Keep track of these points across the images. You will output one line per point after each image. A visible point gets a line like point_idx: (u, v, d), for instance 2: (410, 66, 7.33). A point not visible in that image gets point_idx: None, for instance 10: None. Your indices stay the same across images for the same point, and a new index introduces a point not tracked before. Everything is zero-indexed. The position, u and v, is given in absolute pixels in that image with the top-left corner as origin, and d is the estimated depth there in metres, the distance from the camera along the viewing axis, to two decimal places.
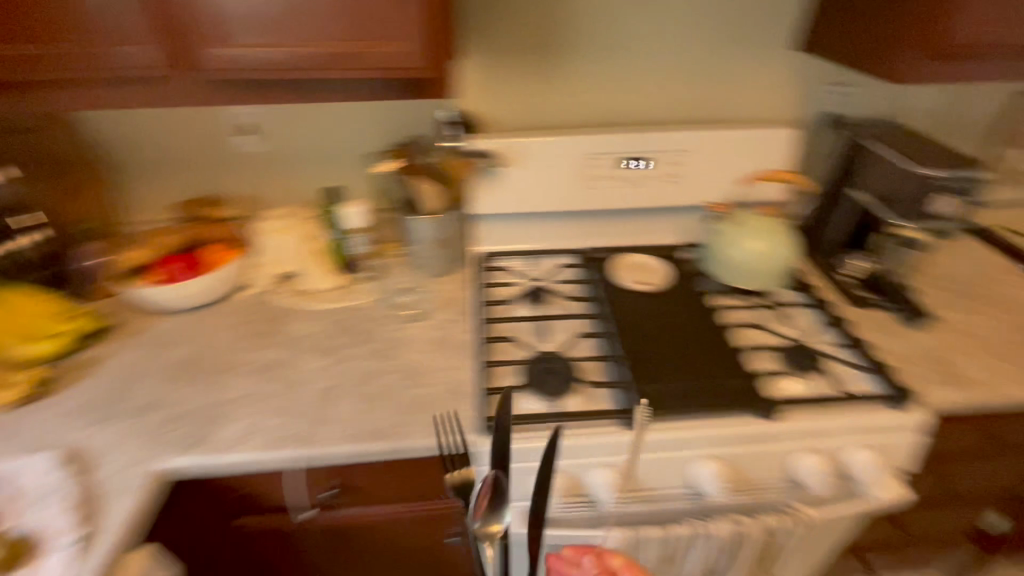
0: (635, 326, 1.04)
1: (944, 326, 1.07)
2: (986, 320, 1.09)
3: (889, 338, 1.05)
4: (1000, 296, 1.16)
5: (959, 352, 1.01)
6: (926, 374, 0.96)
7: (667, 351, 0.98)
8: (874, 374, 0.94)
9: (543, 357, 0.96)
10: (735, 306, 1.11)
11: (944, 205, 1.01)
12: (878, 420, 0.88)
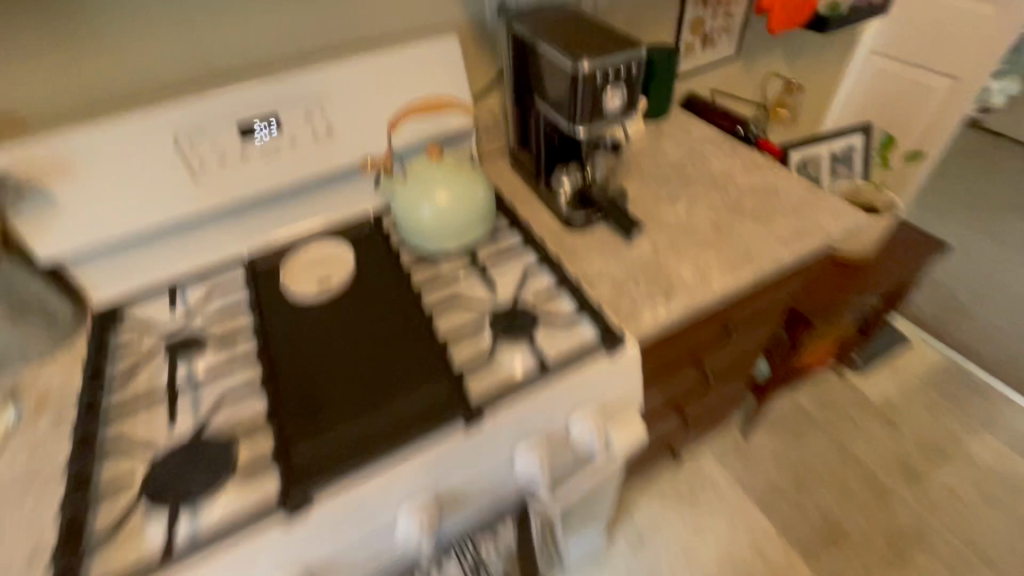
0: (309, 354, 0.79)
1: (657, 228, 0.99)
2: (676, 198, 1.07)
3: (606, 260, 0.94)
4: (706, 174, 1.13)
5: (671, 255, 0.94)
6: (626, 283, 0.89)
7: (347, 378, 0.75)
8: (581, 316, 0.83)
9: (170, 452, 0.68)
10: (430, 273, 0.92)
11: (614, 96, 0.83)
12: None
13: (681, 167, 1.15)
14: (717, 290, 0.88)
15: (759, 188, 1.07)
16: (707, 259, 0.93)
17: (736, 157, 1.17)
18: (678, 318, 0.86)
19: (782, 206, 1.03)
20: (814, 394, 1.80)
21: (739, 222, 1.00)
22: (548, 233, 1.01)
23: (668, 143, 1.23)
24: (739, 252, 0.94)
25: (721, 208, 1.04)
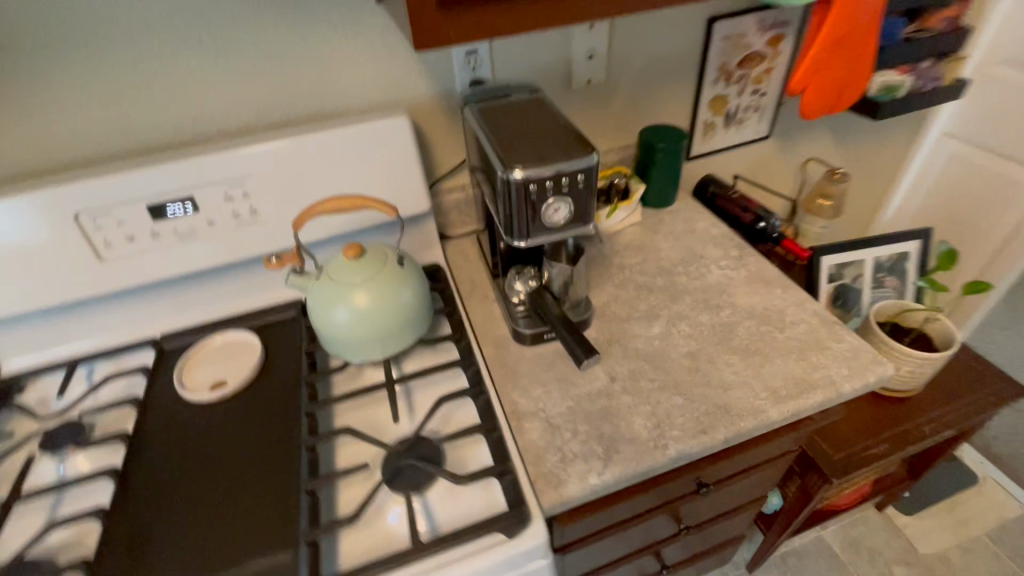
0: (162, 477, 0.68)
1: (619, 354, 0.83)
2: (651, 319, 0.89)
3: (548, 390, 0.79)
4: (699, 285, 0.95)
5: (628, 393, 0.77)
6: (557, 433, 0.73)
7: (187, 520, 0.63)
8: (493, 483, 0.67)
9: None
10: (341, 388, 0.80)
11: (558, 211, 0.69)
12: (477, 566, 0.59)
13: (671, 273, 0.98)
14: (673, 453, 0.70)
15: (760, 312, 0.88)
16: (671, 406, 0.75)
17: (741, 266, 0.98)
18: (617, 484, 0.69)
19: (784, 341, 0.83)
20: (844, 533, 1.50)
21: (724, 358, 0.81)
22: (492, 344, 0.87)
23: (664, 239, 1.06)
24: (714, 401, 0.75)
25: (705, 335, 0.85)
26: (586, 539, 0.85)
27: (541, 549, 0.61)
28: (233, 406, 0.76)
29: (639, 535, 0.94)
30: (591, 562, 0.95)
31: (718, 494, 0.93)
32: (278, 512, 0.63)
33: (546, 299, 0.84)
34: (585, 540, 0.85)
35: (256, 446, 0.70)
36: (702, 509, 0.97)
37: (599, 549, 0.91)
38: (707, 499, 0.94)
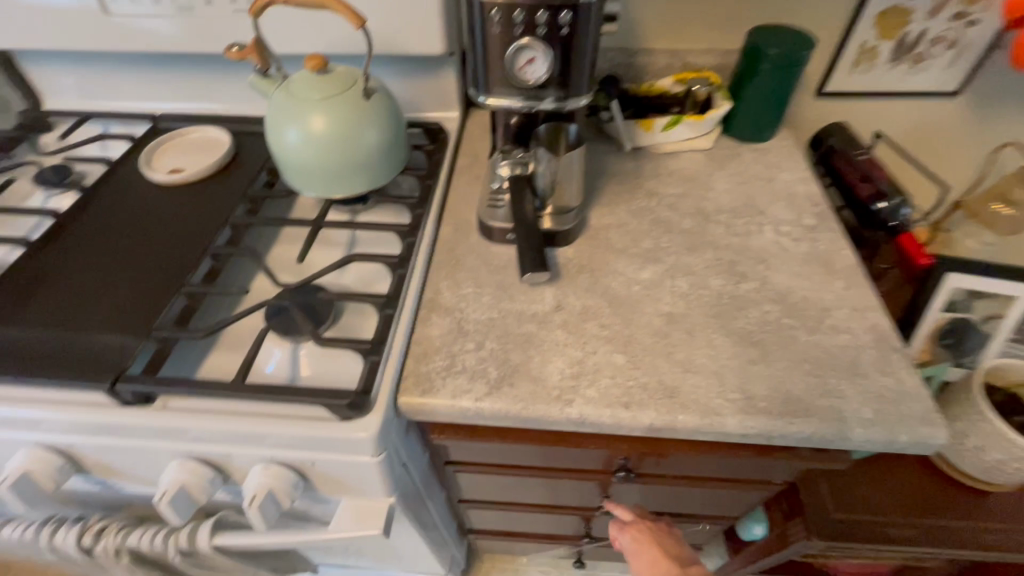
0: (87, 236, 0.69)
1: (582, 283, 0.67)
2: (648, 258, 0.71)
3: (480, 293, 0.67)
4: (733, 244, 0.72)
5: (564, 329, 0.62)
6: (461, 337, 0.62)
7: (80, 279, 0.63)
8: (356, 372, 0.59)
9: None
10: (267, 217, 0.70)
11: (531, 64, 0.53)
12: (292, 432, 0.52)
13: (707, 219, 0.76)
14: (571, 412, 0.55)
15: (793, 301, 0.65)
16: (603, 362, 0.59)
17: (805, 240, 0.73)
18: (493, 418, 0.57)
19: (802, 345, 0.60)
20: None
21: (707, 335, 0.62)
22: (453, 226, 0.75)
23: (725, 179, 0.82)
24: (660, 377, 0.58)
25: (701, 301, 0.65)
26: (480, 467, 0.75)
27: (367, 445, 0.53)
28: (178, 197, 0.74)
29: (554, 491, 0.83)
30: (496, 494, 0.87)
31: (656, 490, 0.77)
32: (149, 302, 0.61)
33: (524, 195, 0.66)
34: (479, 469, 0.75)
35: (171, 238, 0.68)
36: (636, 497, 0.82)
37: (501, 484, 0.81)
38: (641, 490, 0.78)
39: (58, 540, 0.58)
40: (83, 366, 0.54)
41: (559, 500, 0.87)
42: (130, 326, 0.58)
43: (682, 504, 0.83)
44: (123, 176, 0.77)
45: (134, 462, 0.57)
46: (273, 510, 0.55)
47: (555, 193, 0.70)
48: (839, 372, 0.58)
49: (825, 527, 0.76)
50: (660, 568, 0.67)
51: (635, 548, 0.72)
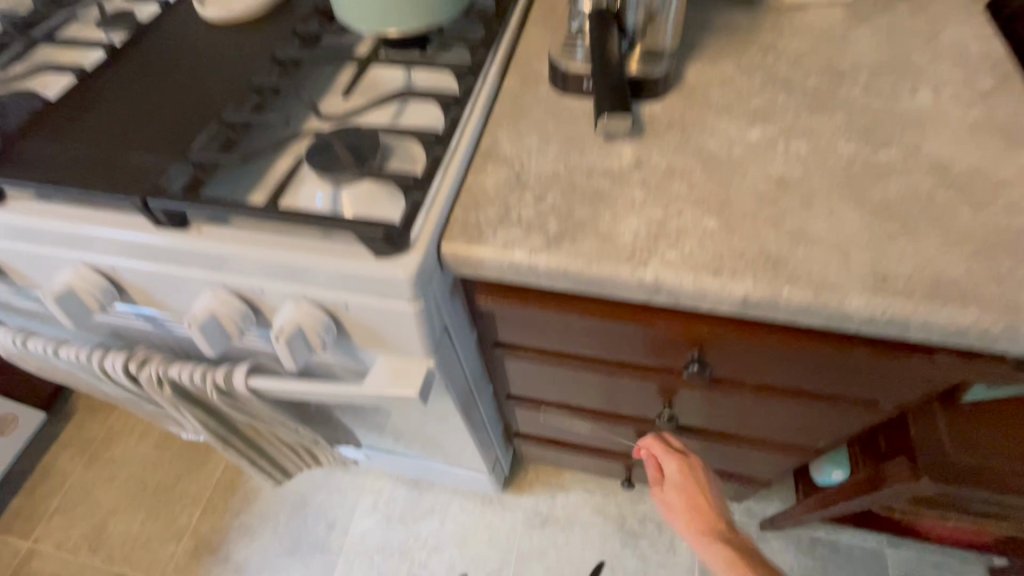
0: (137, 69, 0.65)
1: (670, 138, 0.55)
2: (757, 117, 0.57)
3: (545, 145, 0.56)
4: (874, 106, 0.56)
5: (644, 188, 0.51)
6: (518, 188, 0.52)
7: (126, 106, 0.60)
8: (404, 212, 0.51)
9: None
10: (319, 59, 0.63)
11: None
12: (323, 265, 0.47)
13: (840, 78, 0.60)
14: (645, 277, 0.45)
15: (953, 172, 0.50)
16: (690, 224, 0.48)
17: (975, 105, 0.55)
18: (549, 278, 0.48)
19: (964, 223, 0.46)
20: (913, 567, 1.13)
21: (831, 204, 0.48)
22: (519, 77, 0.64)
23: (869, 35, 0.64)
24: (763, 245, 0.46)
25: (826, 167, 0.51)
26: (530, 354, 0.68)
27: (405, 287, 0.46)
28: (227, 35, 0.68)
29: (608, 393, 0.76)
30: (544, 391, 0.81)
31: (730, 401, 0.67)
32: (187, 128, 0.56)
33: (608, 28, 0.54)
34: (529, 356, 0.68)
35: (217, 72, 0.63)
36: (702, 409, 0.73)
37: (550, 379, 0.75)
38: (710, 401, 0.69)
39: (109, 364, 0.59)
40: (119, 183, 0.51)
41: (612, 406, 0.80)
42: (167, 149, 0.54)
43: (757, 424, 0.73)
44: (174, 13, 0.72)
45: (173, 291, 0.55)
46: (306, 349, 0.51)
47: (647, 28, 0.56)
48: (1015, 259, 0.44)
49: (933, 461, 0.64)
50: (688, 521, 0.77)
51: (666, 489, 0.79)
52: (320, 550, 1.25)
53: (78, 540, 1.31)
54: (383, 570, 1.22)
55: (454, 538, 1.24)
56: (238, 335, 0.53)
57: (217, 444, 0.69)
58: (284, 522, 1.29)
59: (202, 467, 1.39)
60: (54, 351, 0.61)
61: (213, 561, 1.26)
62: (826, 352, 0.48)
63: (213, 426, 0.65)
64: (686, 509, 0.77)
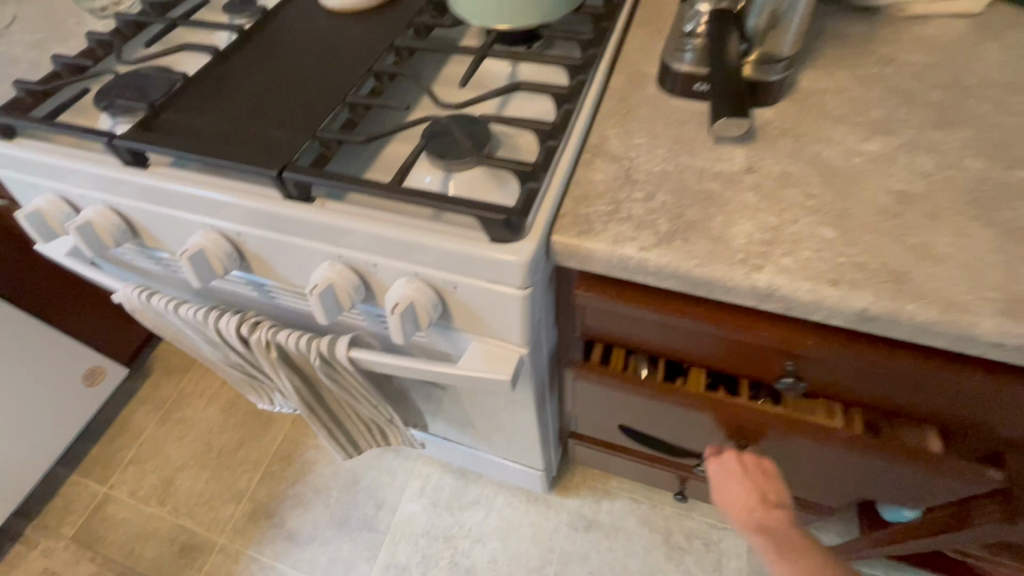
0: (261, 56, 0.68)
1: (784, 147, 0.55)
2: (879, 127, 0.55)
3: (653, 145, 0.57)
4: (1006, 124, 0.54)
5: (756, 191, 0.51)
6: (631, 188, 0.53)
7: (258, 85, 0.64)
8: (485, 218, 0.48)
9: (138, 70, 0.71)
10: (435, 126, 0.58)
11: None
12: (440, 246, 0.49)
13: (967, 94, 0.57)
14: (759, 281, 0.45)
15: None
16: (805, 233, 0.47)
17: None
18: (656, 275, 0.48)
19: None
20: None
21: (958, 223, 0.47)
22: (626, 77, 0.65)
23: (998, 51, 0.61)
24: (886, 260, 0.45)
25: (953, 186, 0.49)
26: (635, 382, 0.66)
27: (519, 272, 0.48)
28: (345, 24, 0.72)
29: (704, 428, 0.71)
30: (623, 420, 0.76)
31: (830, 456, 0.64)
32: (312, 111, 0.59)
33: (729, 28, 0.56)
34: (633, 386, 0.66)
35: (342, 60, 0.66)
36: (805, 462, 0.68)
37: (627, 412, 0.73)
38: (820, 455, 0.65)
39: (222, 325, 0.64)
40: (253, 156, 0.55)
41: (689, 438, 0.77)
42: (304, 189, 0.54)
43: (867, 483, 0.67)
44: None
45: (294, 264, 0.59)
46: (414, 324, 0.53)
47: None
48: None
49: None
50: (734, 496, 0.61)
51: (728, 478, 0.63)
52: (368, 527, 1.29)
53: (148, 492, 1.40)
54: (427, 553, 1.25)
55: (498, 532, 1.25)
56: (350, 305, 0.55)
57: (303, 411, 0.73)
58: (335, 496, 1.34)
59: (263, 436, 1.46)
60: (174, 309, 0.66)
61: (269, 525, 1.32)
62: (935, 370, 0.47)
63: (303, 394, 0.69)
64: (734, 485, 0.62)
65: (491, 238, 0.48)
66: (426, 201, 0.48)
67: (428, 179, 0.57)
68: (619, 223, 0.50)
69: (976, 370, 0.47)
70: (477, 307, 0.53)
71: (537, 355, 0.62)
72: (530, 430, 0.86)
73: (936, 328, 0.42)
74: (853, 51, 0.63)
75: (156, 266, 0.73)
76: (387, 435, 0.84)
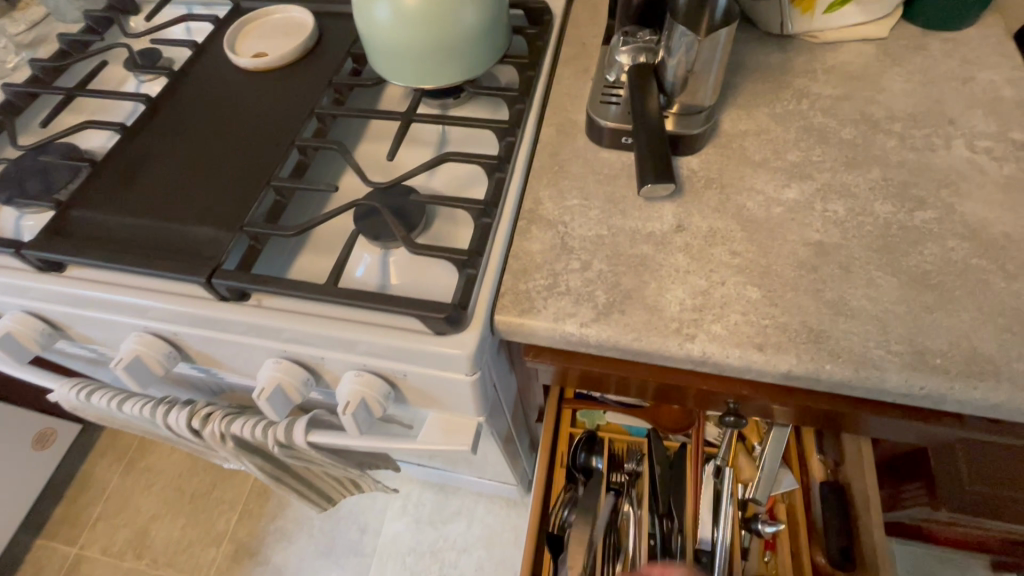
0: (173, 130, 0.64)
1: (710, 199, 0.56)
2: (796, 171, 0.58)
3: (586, 206, 0.58)
4: (909, 161, 0.57)
5: (685, 252, 0.53)
6: (568, 257, 0.54)
7: (173, 168, 0.60)
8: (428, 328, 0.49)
9: (34, 155, 0.66)
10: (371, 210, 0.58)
11: None
12: (385, 343, 0.49)
13: (875, 128, 0.60)
14: (693, 350, 0.48)
15: (986, 238, 0.51)
16: (733, 294, 0.50)
17: (1009, 161, 0.56)
18: (599, 348, 0.50)
19: (999, 294, 0.48)
20: (919, 560, 1.18)
21: (868, 273, 0.50)
22: (555, 127, 0.65)
23: (902, 79, 0.64)
24: (805, 318, 0.48)
25: (864, 233, 0.52)
26: None
27: (465, 362, 0.49)
28: (261, 86, 0.68)
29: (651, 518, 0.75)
30: None
31: None
32: (236, 198, 0.57)
33: (649, 83, 0.56)
34: None
35: (262, 133, 0.63)
36: None
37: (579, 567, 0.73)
38: None
39: (171, 420, 0.62)
40: (178, 260, 0.52)
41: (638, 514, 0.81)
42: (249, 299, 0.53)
43: None
44: (234, 47, 0.72)
45: (239, 357, 0.58)
46: (366, 414, 0.53)
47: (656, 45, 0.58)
48: None
49: (973, 496, 0.65)
50: None
51: None
52: (354, 552, 1.31)
53: (122, 547, 1.37)
54: (416, 569, 1.28)
55: (482, 540, 1.30)
56: (301, 399, 0.55)
57: (270, 481, 0.72)
58: (318, 526, 1.35)
59: (236, 474, 1.44)
60: (117, 406, 0.64)
61: (254, 564, 1.32)
62: (859, 411, 0.51)
63: (267, 468, 0.69)
64: None
65: (436, 332, 0.49)
66: (364, 303, 0.48)
67: (371, 259, 0.58)
68: (559, 297, 0.52)
69: (895, 410, 0.51)
70: (430, 391, 0.53)
71: (496, 412, 0.64)
72: (499, 461, 0.88)
73: (854, 383, 0.46)
74: (770, 85, 0.65)
75: (91, 354, 0.70)
76: (359, 485, 0.85)
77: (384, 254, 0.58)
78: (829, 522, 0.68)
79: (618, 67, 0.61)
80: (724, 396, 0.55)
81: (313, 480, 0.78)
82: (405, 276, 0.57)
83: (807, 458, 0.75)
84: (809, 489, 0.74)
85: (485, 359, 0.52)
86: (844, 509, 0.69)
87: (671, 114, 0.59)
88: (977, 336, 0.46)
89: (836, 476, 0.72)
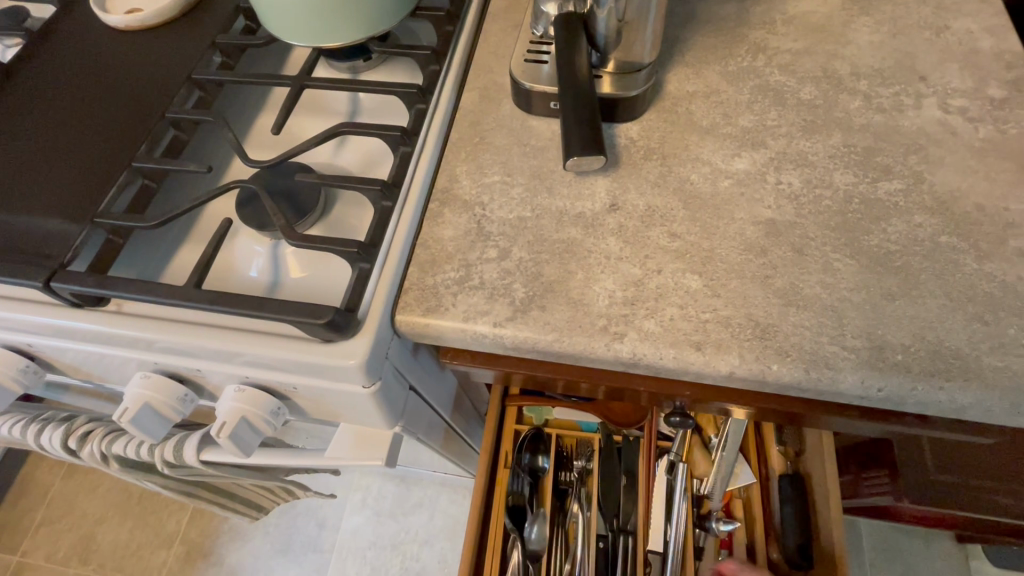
0: (22, 103, 0.54)
1: (649, 173, 0.49)
2: (748, 138, 0.50)
3: (509, 183, 0.50)
4: (875, 124, 0.50)
5: (618, 236, 0.46)
6: (484, 245, 0.47)
7: (18, 148, 0.51)
8: (312, 337, 0.41)
9: None
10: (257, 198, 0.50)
11: None
12: (262, 353, 0.42)
13: (838, 87, 0.53)
14: (622, 352, 0.41)
15: (957, 212, 0.45)
16: (670, 284, 0.43)
17: (986, 122, 0.49)
18: (517, 350, 0.44)
19: (971, 277, 0.42)
20: (887, 535, 1.16)
21: (824, 255, 0.43)
22: (479, 92, 0.56)
23: (870, 29, 0.56)
24: (751, 311, 0.41)
25: (821, 209, 0.46)
26: None
27: (358, 373, 0.42)
28: (133, 47, 0.58)
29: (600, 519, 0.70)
30: None
31: None
32: (91, 182, 0.48)
33: (577, 38, 0.48)
34: None
35: (128, 103, 0.53)
36: None
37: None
38: None
39: (44, 441, 0.54)
40: (16, 260, 0.44)
41: None
42: (105, 304, 0.45)
43: None
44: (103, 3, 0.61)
45: (110, 370, 0.50)
46: (254, 436, 0.46)
47: None
48: (1006, 316, 0.40)
49: (937, 484, 0.60)
50: None
51: None
52: (312, 549, 1.26)
53: (66, 553, 1.30)
54: (376, 564, 1.24)
55: (445, 531, 1.26)
56: (177, 418, 0.48)
57: (180, 495, 0.65)
58: (274, 523, 1.29)
59: None
60: None
61: (207, 565, 1.26)
62: (813, 412, 0.45)
63: (170, 484, 0.62)
64: None
65: (322, 341, 0.41)
66: (230, 308, 0.40)
67: (258, 252, 0.50)
68: (471, 293, 0.44)
69: (850, 410, 0.45)
70: (328, 406, 0.46)
71: (420, 418, 0.57)
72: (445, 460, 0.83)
73: (804, 386, 0.40)
74: (723, 39, 0.57)
75: None
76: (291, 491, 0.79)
77: (272, 246, 0.50)
78: (787, 519, 0.64)
79: (545, 18, 0.52)
80: (666, 396, 0.49)
81: (234, 490, 0.71)
82: (297, 271, 0.49)
83: (766, 449, 0.70)
84: (767, 481, 0.69)
85: (389, 367, 0.45)
86: (803, 503, 0.64)
87: (608, 74, 0.51)
88: (944, 327, 0.40)
89: (796, 467, 0.68)
